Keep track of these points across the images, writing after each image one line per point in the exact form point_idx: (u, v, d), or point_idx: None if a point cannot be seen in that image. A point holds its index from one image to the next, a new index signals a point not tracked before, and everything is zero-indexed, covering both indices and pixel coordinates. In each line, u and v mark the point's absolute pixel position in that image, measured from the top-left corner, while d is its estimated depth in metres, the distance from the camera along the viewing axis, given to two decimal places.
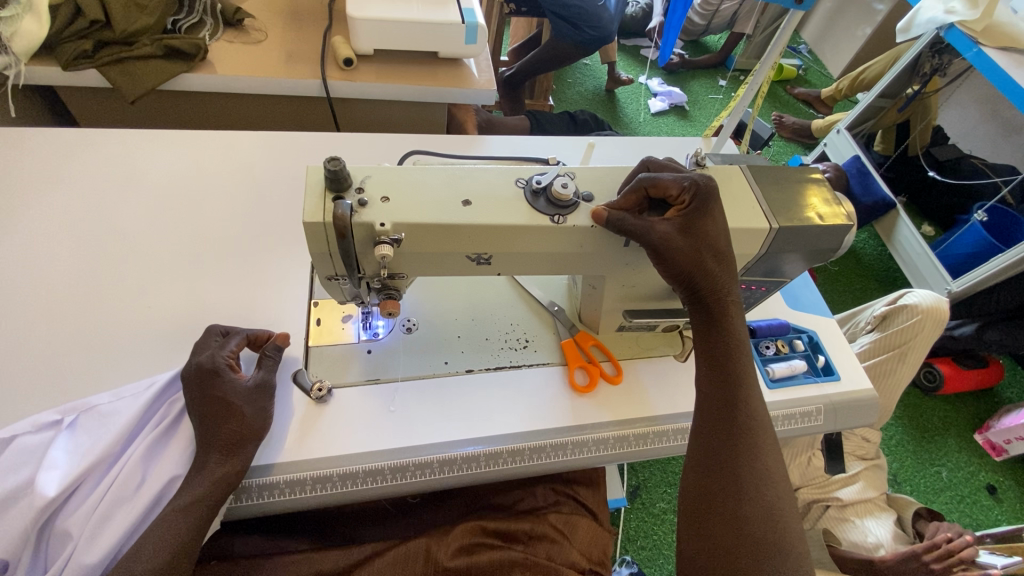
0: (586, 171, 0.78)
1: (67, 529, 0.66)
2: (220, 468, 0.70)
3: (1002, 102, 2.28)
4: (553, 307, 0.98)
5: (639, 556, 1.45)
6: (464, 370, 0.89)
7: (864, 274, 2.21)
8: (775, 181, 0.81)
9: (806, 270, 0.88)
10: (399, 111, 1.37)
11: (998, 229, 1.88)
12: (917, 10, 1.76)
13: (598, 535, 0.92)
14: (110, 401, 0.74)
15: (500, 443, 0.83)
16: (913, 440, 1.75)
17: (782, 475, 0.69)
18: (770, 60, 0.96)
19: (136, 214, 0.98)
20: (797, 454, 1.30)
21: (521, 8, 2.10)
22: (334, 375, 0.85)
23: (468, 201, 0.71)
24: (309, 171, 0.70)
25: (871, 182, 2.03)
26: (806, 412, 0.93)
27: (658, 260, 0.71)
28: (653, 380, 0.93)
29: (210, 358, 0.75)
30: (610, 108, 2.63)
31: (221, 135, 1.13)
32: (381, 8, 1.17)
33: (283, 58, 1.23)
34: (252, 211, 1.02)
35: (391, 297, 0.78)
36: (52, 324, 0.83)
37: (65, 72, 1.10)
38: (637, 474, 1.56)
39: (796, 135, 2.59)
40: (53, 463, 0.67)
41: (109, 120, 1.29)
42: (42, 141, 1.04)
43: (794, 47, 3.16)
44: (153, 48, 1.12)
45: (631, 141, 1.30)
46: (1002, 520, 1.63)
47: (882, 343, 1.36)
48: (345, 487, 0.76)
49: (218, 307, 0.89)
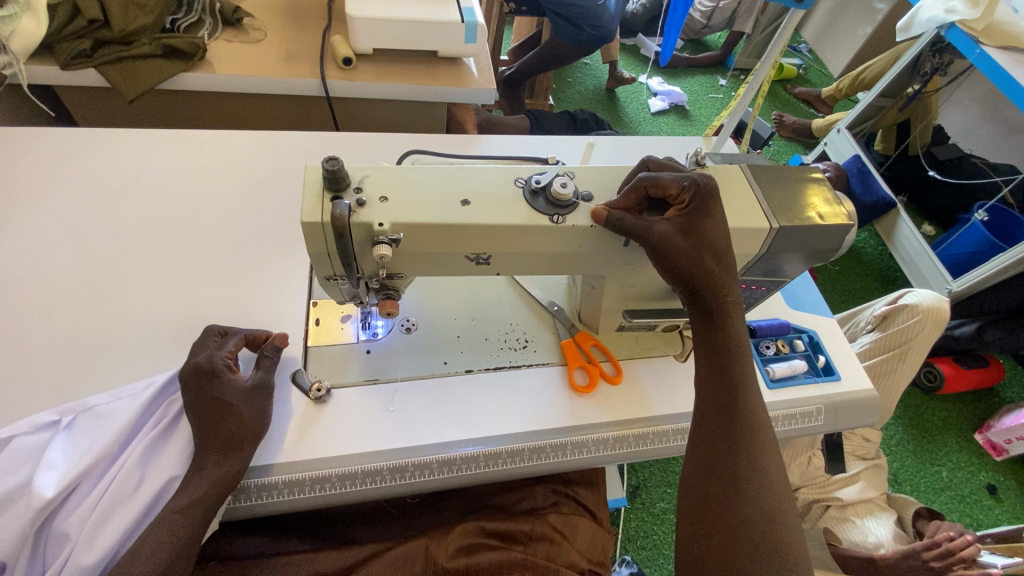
0: (585, 170, 0.77)
1: (65, 530, 0.65)
2: (219, 468, 0.69)
3: (1003, 102, 2.28)
4: (553, 307, 0.97)
5: (639, 556, 1.45)
6: (463, 370, 0.89)
7: (864, 274, 2.20)
8: (775, 181, 0.80)
9: (806, 271, 0.88)
10: (398, 111, 1.37)
11: (999, 229, 1.87)
12: (918, 9, 1.75)
13: (598, 536, 0.92)
14: (108, 401, 0.74)
15: (499, 443, 0.82)
16: (914, 440, 1.75)
17: (781, 476, 0.68)
18: (770, 59, 0.95)
19: (135, 214, 0.98)
20: (797, 454, 1.30)
21: (522, 8, 2.09)
22: (333, 376, 0.85)
23: (467, 201, 0.71)
24: (309, 170, 0.70)
25: (872, 181, 2.03)
26: (806, 412, 0.92)
27: (658, 260, 0.70)
28: (653, 380, 0.93)
29: (208, 358, 0.75)
30: (610, 108, 2.62)
31: (221, 135, 1.13)
32: (380, 7, 1.16)
33: (283, 57, 1.22)
34: (251, 211, 1.02)
35: (390, 297, 0.77)
36: (51, 324, 0.83)
37: (64, 71, 1.09)
38: (637, 474, 1.56)
39: (796, 134, 2.58)
40: (51, 463, 0.67)
41: (108, 120, 1.28)
42: (41, 141, 1.04)
43: (794, 47, 3.16)
44: (152, 47, 1.12)
45: (631, 141, 1.30)
46: (1002, 520, 1.63)
47: (882, 342, 1.35)
48: (345, 488, 0.76)
49: (216, 307, 0.89)
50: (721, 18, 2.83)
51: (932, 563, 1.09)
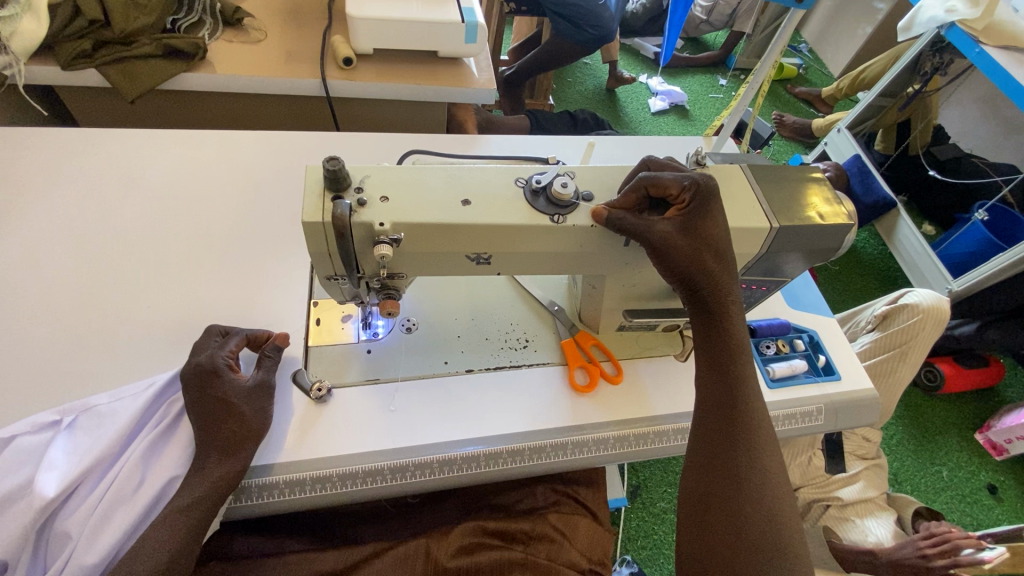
0: (585, 170, 0.77)
1: (66, 530, 0.66)
2: (219, 468, 0.69)
3: (1003, 101, 2.27)
4: (553, 306, 0.97)
5: (639, 556, 1.45)
6: (464, 370, 0.89)
7: (864, 274, 2.20)
8: (775, 181, 0.80)
9: (806, 270, 0.88)
10: (399, 111, 1.37)
11: (1000, 229, 1.87)
12: (918, 9, 1.75)
13: (598, 535, 0.92)
14: (110, 401, 0.74)
15: (500, 443, 0.82)
16: (914, 440, 1.75)
17: (782, 476, 0.68)
18: (771, 59, 0.95)
19: (136, 214, 0.98)
20: (797, 454, 1.29)
21: (522, 8, 2.09)
22: (333, 375, 0.85)
23: (467, 201, 0.71)
24: (309, 170, 0.70)
25: (872, 181, 2.03)
26: (806, 412, 0.92)
27: (659, 260, 0.71)
28: (653, 379, 0.93)
29: (209, 358, 0.75)
30: (610, 108, 2.62)
31: (221, 135, 1.13)
32: (381, 7, 1.16)
33: (283, 57, 1.22)
34: (251, 211, 1.02)
35: (391, 297, 0.77)
36: (52, 324, 0.83)
37: (65, 71, 1.09)
38: (637, 474, 1.56)
39: (796, 134, 2.58)
40: (53, 463, 0.67)
41: (108, 120, 1.28)
42: (41, 141, 1.04)
43: (794, 46, 3.16)
44: (152, 47, 1.12)
45: (631, 141, 1.30)
46: (1001, 519, 1.63)
47: (883, 342, 1.35)
48: (345, 487, 0.76)
49: (217, 307, 0.89)
50: (721, 18, 2.83)
51: (926, 550, 1.11)
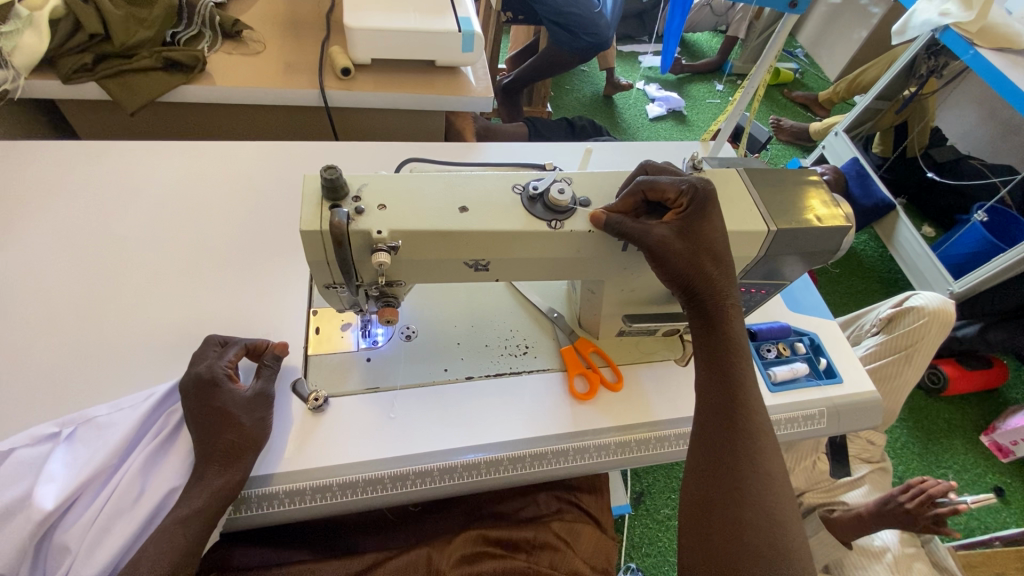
0: (583, 176, 0.78)
1: (64, 543, 0.65)
2: (219, 478, 0.69)
3: (1000, 102, 2.28)
4: (552, 314, 0.97)
5: (643, 563, 1.43)
6: (464, 377, 0.89)
7: (865, 276, 2.20)
8: (773, 185, 0.80)
9: (806, 272, 0.87)
10: (396, 119, 1.38)
11: (1000, 230, 1.86)
12: (912, 12, 1.76)
13: (601, 543, 0.91)
14: (108, 413, 0.74)
15: (500, 450, 0.82)
16: (919, 442, 1.74)
17: (783, 479, 0.68)
18: (766, 63, 0.95)
19: (136, 224, 0.98)
20: (803, 458, 1.27)
21: (518, 16, 2.15)
22: (333, 385, 0.85)
23: (465, 207, 0.71)
24: (306, 179, 0.70)
25: (870, 184, 2.06)
26: (808, 415, 0.92)
27: (657, 263, 0.70)
28: (654, 384, 0.93)
29: (208, 368, 0.75)
30: (608, 114, 2.64)
31: (220, 145, 1.13)
32: (378, 18, 1.17)
33: (282, 68, 1.23)
34: (251, 220, 1.02)
35: (390, 304, 0.79)
36: (52, 336, 0.83)
37: (65, 85, 1.10)
38: (641, 481, 1.56)
39: (795, 138, 2.59)
40: (51, 476, 0.67)
41: (108, 132, 1.29)
42: (41, 153, 1.05)
43: (791, 51, 3.17)
44: (152, 60, 1.14)
45: (629, 146, 1.30)
46: (1010, 522, 1.61)
47: (890, 344, 1.34)
48: (345, 496, 0.75)
49: (216, 317, 0.89)
50: (722, 9, 2.93)
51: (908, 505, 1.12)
